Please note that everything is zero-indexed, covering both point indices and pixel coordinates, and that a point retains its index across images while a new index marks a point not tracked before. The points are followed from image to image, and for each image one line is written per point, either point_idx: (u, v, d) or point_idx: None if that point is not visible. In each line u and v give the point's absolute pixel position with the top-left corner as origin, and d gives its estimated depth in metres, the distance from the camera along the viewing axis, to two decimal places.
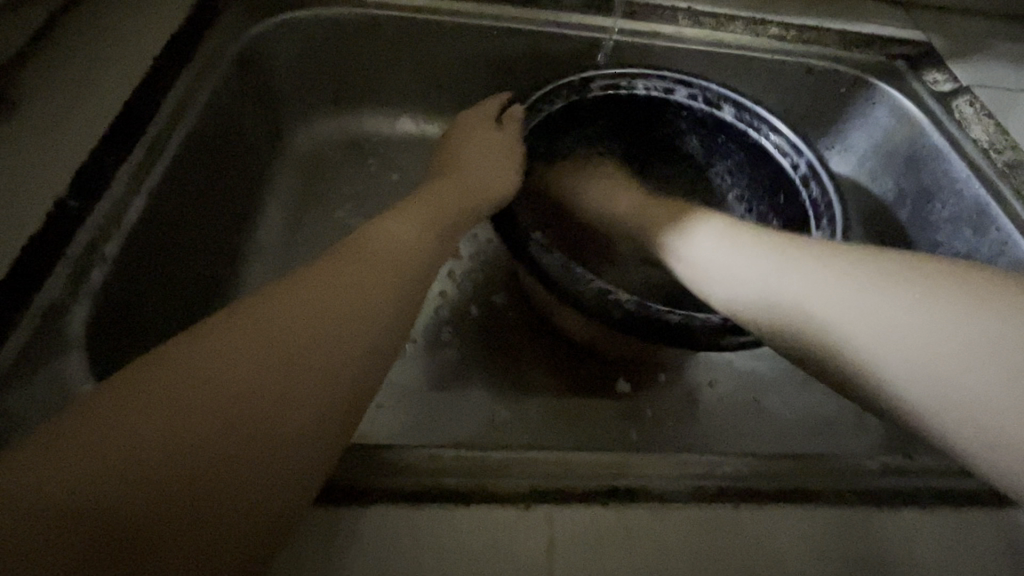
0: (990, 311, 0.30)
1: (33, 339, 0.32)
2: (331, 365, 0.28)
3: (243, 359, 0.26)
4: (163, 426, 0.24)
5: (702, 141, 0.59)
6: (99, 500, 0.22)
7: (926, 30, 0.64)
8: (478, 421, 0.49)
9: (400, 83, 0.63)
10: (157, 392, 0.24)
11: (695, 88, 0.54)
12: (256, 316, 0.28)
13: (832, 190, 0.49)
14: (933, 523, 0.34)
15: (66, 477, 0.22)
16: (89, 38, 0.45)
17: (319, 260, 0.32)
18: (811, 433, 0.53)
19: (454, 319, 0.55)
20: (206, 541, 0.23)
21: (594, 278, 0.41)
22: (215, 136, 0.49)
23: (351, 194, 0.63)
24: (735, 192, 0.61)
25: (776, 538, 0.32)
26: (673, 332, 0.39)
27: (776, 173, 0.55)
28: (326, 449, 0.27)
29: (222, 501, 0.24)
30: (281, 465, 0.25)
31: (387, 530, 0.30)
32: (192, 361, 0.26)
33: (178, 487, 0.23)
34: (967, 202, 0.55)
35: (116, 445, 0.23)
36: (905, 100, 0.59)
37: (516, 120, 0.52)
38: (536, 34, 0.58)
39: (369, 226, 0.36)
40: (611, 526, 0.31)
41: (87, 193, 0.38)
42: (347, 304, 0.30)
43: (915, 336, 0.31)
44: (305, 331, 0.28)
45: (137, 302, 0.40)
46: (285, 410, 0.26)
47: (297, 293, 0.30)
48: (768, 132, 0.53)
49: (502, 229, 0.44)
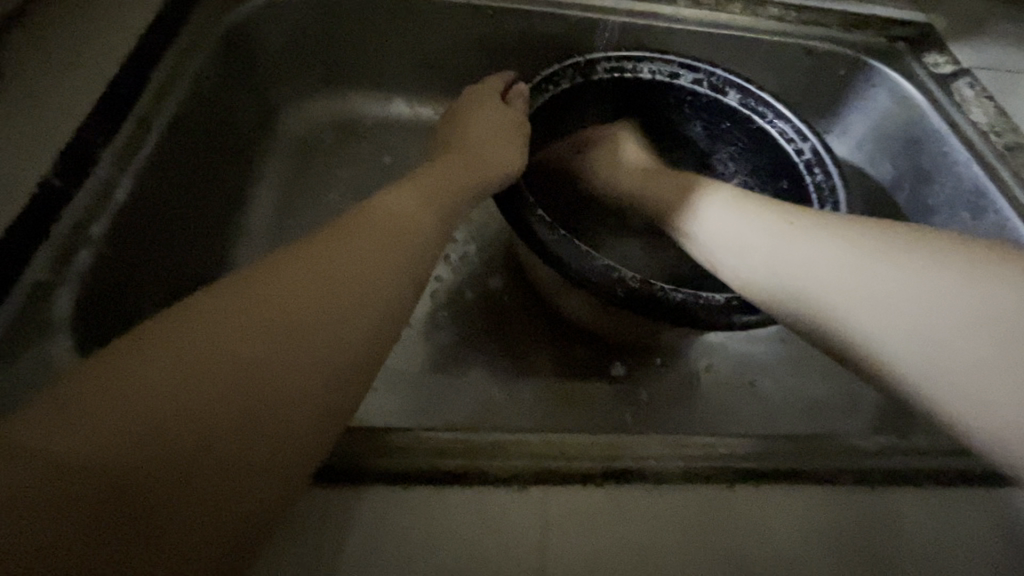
0: (987, 292, 0.31)
1: (20, 320, 0.32)
2: (329, 340, 0.28)
3: (241, 329, 0.26)
4: (159, 392, 0.24)
5: (705, 127, 0.59)
6: (103, 465, 0.22)
7: (928, 11, 0.63)
8: (473, 404, 0.49)
9: (395, 64, 0.62)
10: (154, 359, 0.24)
11: (699, 72, 0.54)
12: (255, 287, 0.28)
13: (837, 176, 0.48)
14: (927, 502, 0.34)
15: (71, 444, 0.22)
16: (73, 15, 0.44)
17: (317, 236, 0.32)
18: (807, 415, 0.53)
19: (450, 303, 0.55)
20: (203, 509, 0.23)
21: (598, 256, 0.41)
22: (205, 117, 0.48)
23: (344, 177, 0.62)
24: (738, 178, 0.61)
25: (771, 517, 0.32)
26: (676, 308, 0.39)
27: (780, 160, 0.54)
28: (333, 419, 0.27)
29: (230, 467, 0.24)
30: (288, 434, 0.26)
31: (384, 509, 0.30)
32: (189, 330, 0.26)
33: (184, 454, 0.23)
34: (966, 185, 0.55)
35: (122, 412, 0.23)
36: (903, 82, 0.59)
37: (521, 94, 0.52)
38: (533, 13, 0.57)
39: (370, 204, 0.35)
40: (606, 507, 0.31)
41: (74, 173, 0.37)
42: (349, 279, 0.30)
43: (914, 313, 0.32)
44: (303, 304, 0.28)
45: (127, 284, 0.40)
46: (289, 381, 0.26)
47: (295, 267, 0.29)
48: (773, 118, 0.53)
49: (506, 207, 0.43)
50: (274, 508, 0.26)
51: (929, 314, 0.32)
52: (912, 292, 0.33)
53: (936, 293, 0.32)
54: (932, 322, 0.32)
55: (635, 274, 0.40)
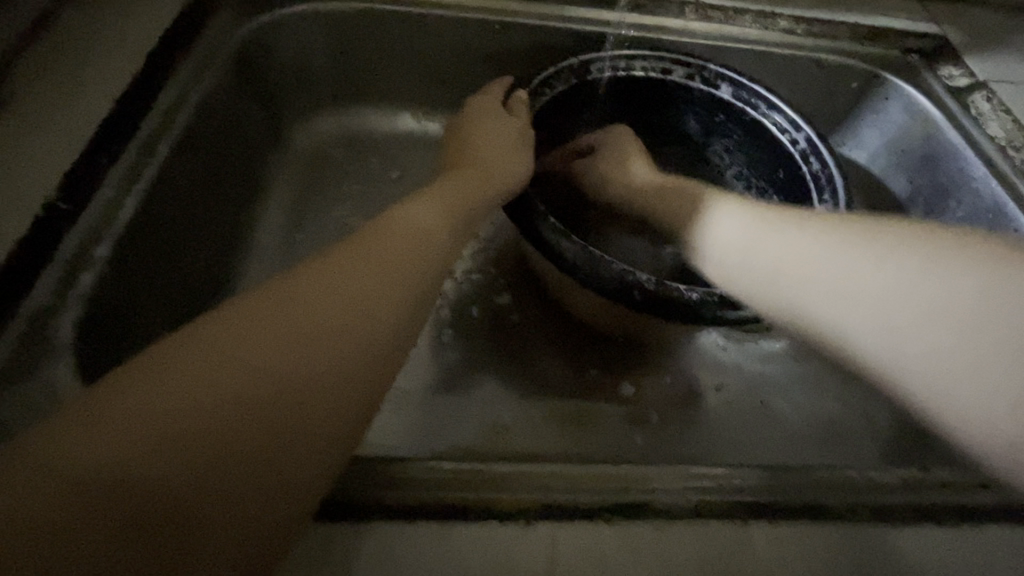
0: (999, 290, 0.30)
1: (22, 345, 0.32)
2: (343, 357, 0.27)
3: (257, 344, 0.26)
4: (175, 409, 0.23)
5: (700, 121, 0.58)
6: (124, 476, 0.21)
7: (942, 22, 0.62)
8: (480, 425, 0.48)
9: (401, 79, 0.62)
10: (177, 373, 0.24)
11: (691, 67, 0.53)
12: (270, 302, 0.28)
13: (832, 164, 0.48)
14: (951, 539, 0.32)
15: (92, 453, 0.21)
16: (83, 34, 0.44)
17: (327, 251, 0.32)
18: (821, 438, 0.51)
19: (456, 321, 0.54)
20: (218, 530, 0.23)
21: (614, 260, 0.40)
22: (211, 134, 0.48)
23: (351, 192, 0.62)
24: (734, 170, 0.60)
25: (788, 555, 0.31)
26: (690, 308, 0.39)
27: (777, 151, 0.53)
28: (351, 428, 0.27)
29: (252, 476, 0.24)
30: (308, 441, 0.25)
31: (388, 544, 0.29)
32: (215, 342, 0.25)
33: (206, 463, 0.23)
34: (984, 201, 0.54)
35: (143, 421, 0.22)
36: (896, 80, 0.59)
37: (523, 100, 0.51)
38: (540, 28, 0.57)
39: (381, 217, 0.35)
40: (617, 543, 0.30)
41: (80, 195, 0.37)
42: (362, 287, 0.30)
43: (928, 319, 0.31)
44: (319, 320, 0.28)
45: (131, 305, 0.39)
46: (311, 388, 0.26)
47: (309, 282, 0.29)
48: (766, 110, 0.52)
49: (516, 214, 0.44)
50: (287, 530, 0.25)
51: (916, 313, 0.31)
52: (895, 291, 0.32)
53: (951, 296, 0.31)
54: (918, 321, 0.31)
55: (652, 276, 0.40)
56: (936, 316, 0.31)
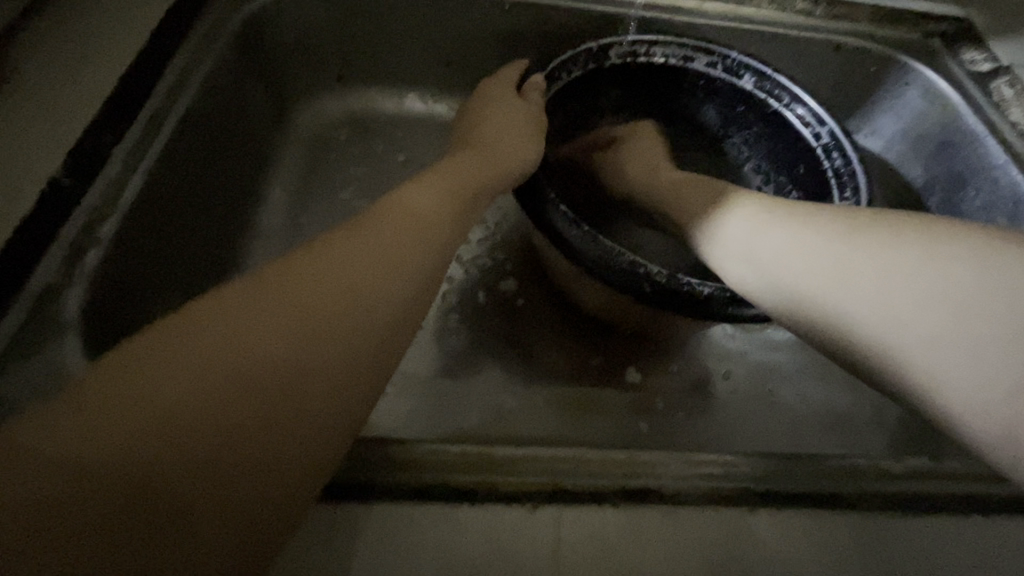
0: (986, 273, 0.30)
1: (30, 322, 0.32)
2: (350, 344, 0.27)
3: (264, 331, 0.25)
4: (177, 399, 0.23)
5: (720, 111, 0.57)
6: (122, 467, 0.21)
7: (967, 4, 0.59)
8: (486, 411, 0.48)
9: (407, 61, 0.61)
10: (177, 363, 0.23)
11: (714, 55, 0.52)
12: (279, 285, 0.27)
13: (855, 159, 0.47)
14: (961, 531, 0.32)
15: (91, 444, 0.21)
16: (85, 10, 0.43)
17: (340, 231, 0.31)
18: (827, 427, 0.51)
19: (462, 305, 0.54)
20: (225, 508, 0.22)
21: (623, 253, 0.39)
22: (214, 115, 0.47)
23: (356, 175, 0.61)
24: (752, 164, 0.58)
25: (791, 540, 0.31)
26: (702, 303, 0.39)
27: (798, 146, 0.52)
28: (352, 422, 0.27)
29: (249, 469, 0.23)
30: (308, 434, 0.25)
31: (390, 522, 0.29)
32: (216, 331, 0.25)
33: (204, 454, 0.22)
34: (1003, 189, 0.52)
35: (142, 411, 0.22)
36: (930, 73, 0.57)
37: (537, 86, 0.49)
38: (550, 8, 0.55)
39: (389, 200, 0.35)
40: (620, 529, 0.30)
41: (84, 175, 0.37)
42: (373, 272, 0.30)
43: (935, 298, 0.31)
44: (326, 305, 0.27)
45: (137, 284, 0.40)
46: (310, 380, 0.25)
47: (318, 270, 0.29)
48: (790, 102, 0.51)
49: (526, 202, 0.43)
50: (289, 513, 0.24)
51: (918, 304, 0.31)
52: (894, 268, 0.32)
53: (947, 281, 0.31)
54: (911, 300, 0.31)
55: (661, 269, 0.39)
56: (921, 286, 0.31)
